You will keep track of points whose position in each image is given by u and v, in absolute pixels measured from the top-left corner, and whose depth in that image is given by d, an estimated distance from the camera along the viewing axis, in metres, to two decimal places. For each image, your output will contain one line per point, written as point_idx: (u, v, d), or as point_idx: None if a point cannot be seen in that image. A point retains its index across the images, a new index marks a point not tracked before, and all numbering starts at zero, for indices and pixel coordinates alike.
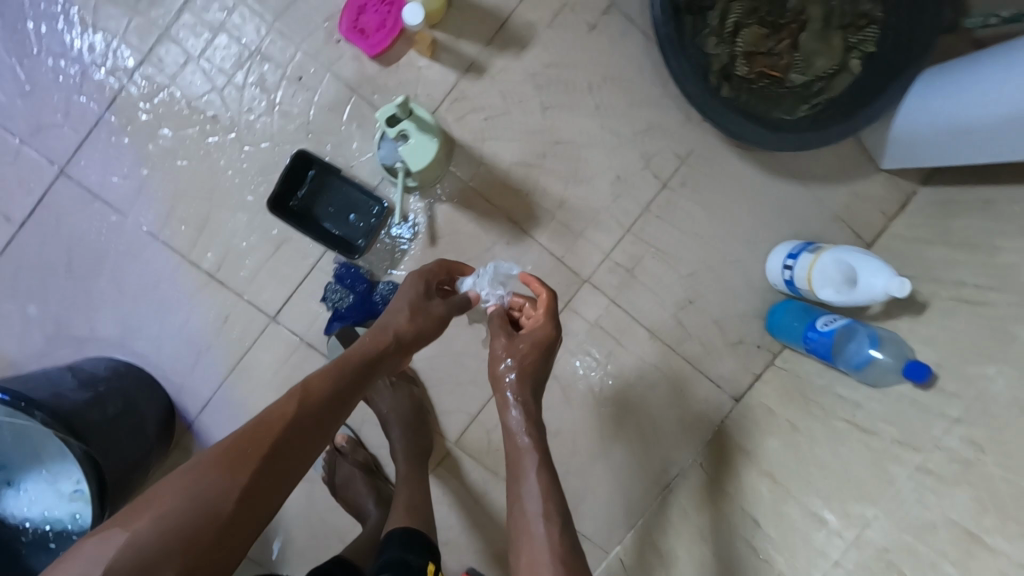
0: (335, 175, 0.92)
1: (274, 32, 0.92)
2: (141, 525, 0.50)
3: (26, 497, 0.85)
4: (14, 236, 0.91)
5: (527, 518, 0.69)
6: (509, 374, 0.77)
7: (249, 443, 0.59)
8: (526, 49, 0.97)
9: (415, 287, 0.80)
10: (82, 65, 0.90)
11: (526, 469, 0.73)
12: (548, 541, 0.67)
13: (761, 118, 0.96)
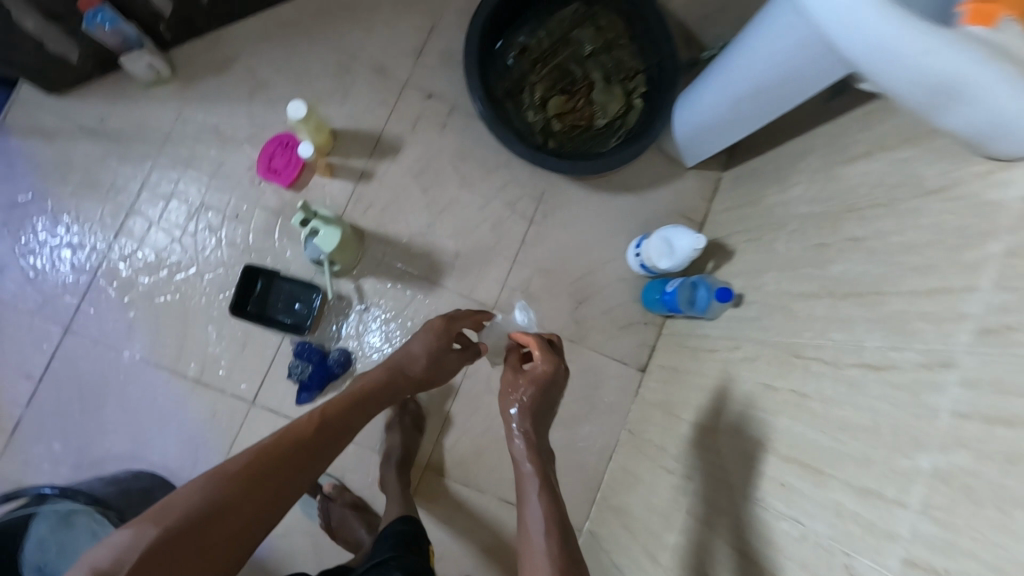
0: (277, 277, 1.20)
1: (212, 189, 1.23)
2: (170, 524, 0.62)
3: None
4: (35, 389, 1.15)
5: (529, 533, 0.80)
6: (513, 408, 0.94)
7: (260, 458, 0.73)
8: (400, 153, 1.30)
9: (426, 339, 0.96)
10: (71, 248, 1.19)
11: (529, 488, 0.86)
12: (546, 549, 0.77)
13: (581, 156, 1.30)
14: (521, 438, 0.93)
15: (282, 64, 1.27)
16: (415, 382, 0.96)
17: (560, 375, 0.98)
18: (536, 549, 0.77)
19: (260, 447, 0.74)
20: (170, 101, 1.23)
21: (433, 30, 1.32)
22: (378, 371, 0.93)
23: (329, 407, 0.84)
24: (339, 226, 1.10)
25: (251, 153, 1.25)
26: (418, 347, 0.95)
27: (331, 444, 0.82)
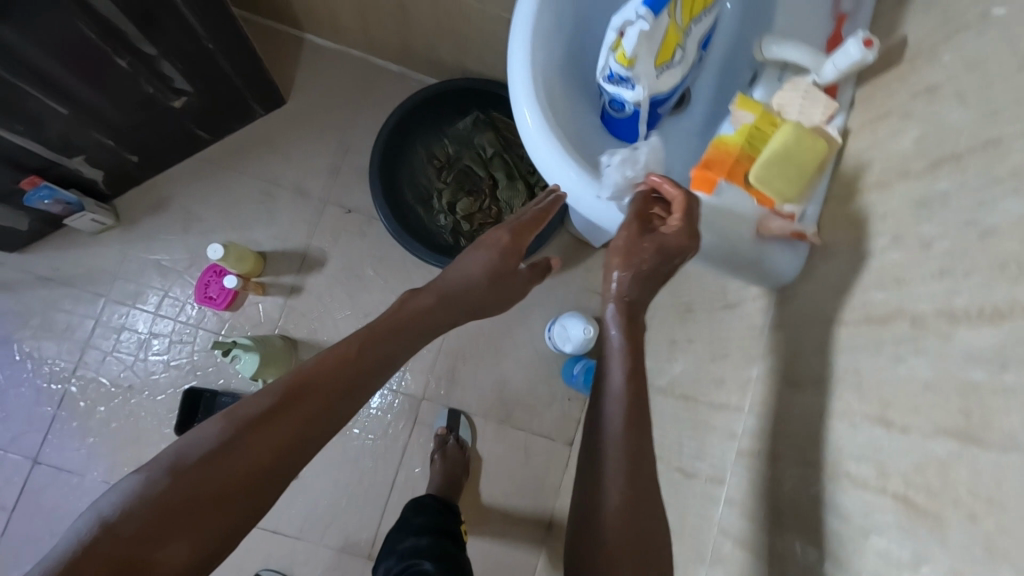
0: (213, 395, 1.32)
1: (158, 317, 1.38)
2: (178, 472, 0.53)
3: None
4: (9, 520, 1.28)
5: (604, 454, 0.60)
6: (611, 281, 0.65)
7: (278, 399, 0.59)
8: (325, 263, 1.43)
9: (487, 254, 0.77)
10: (36, 386, 1.33)
11: (608, 403, 0.62)
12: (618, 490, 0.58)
13: None
14: (620, 306, 0.65)
15: (213, 197, 1.41)
16: (474, 311, 0.78)
17: (691, 254, 0.63)
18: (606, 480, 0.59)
19: (281, 383, 0.61)
20: (115, 243, 1.38)
21: (347, 149, 1.45)
22: (434, 299, 0.74)
23: (363, 339, 0.67)
24: (255, 355, 1.23)
25: (191, 280, 1.39)
26: (480, 268, 0.76)
27: (369, 381, 0.66)
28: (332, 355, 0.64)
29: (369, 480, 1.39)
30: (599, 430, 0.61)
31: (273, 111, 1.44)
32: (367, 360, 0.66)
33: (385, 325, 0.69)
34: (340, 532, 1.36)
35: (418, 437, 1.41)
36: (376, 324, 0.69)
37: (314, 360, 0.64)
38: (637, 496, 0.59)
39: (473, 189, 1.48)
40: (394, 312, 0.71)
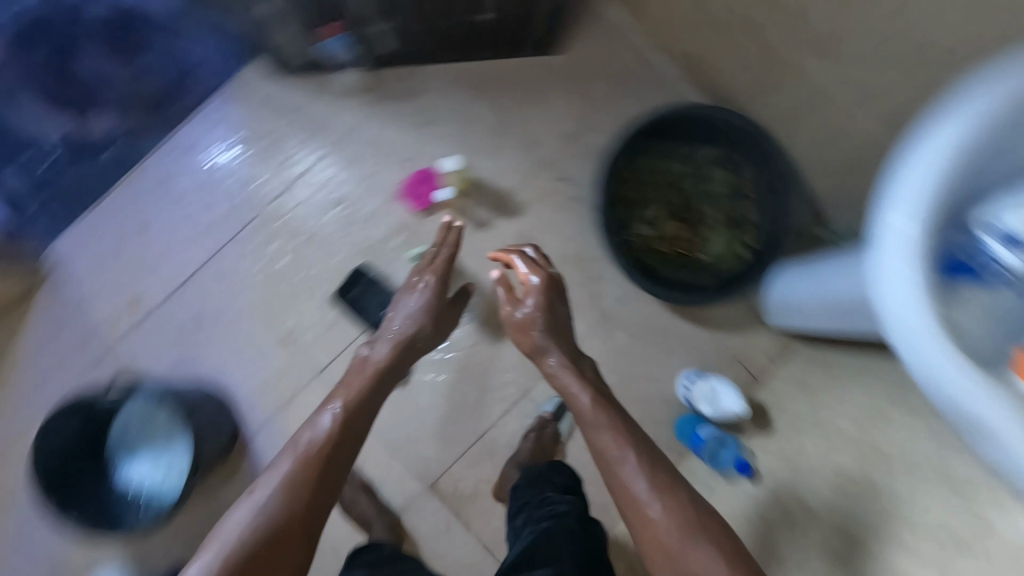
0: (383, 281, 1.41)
1: (358, 191, 1.45)
2: (233, 545, 0.80)
3: (134, 466, 1.28)
4: (170, 294, 1.42)
5: (629, 492, 0.91)
6: (523, 306, 1.16)
7: (313, 443, 0.92)
8: (519, 216, 1.45)
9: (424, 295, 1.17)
10: (238, 196, 1.45)
11: (596, 431, 0.99)
12: (654, 509, 0.88)
13: (670, 281, 1.39)
14: (542, 339, 1.14)
15: (453, 110, 1.46)
16: (422, 346, 1.15)
17: (557, 284, 1.21)
18: (638, 497, 0.90)
19: (294, 436, 0.95)
20: (353, 108, 1.46)
21: (587, 125, 1.47)
22: (398, 355, 1.10)
23: (352, 390, 1.02)
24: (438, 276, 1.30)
25: (400, 172, 1.45)
26: (413, 319, 1.14)
27: (358, 429, 0.98)
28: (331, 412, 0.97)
29: (462, 423, 1.44)
30: (612, 482, 0.95)
31: (540, 57, 1.47)
32: (352, 410, 0.98)
33: (357, 377, 1.05)
34: (417, 454, 1.43)
35: (521, 409, 1.45)
36: (352, 378, 1.05)
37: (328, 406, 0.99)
38: (673, 507, 0.88)
39: (682, 216, 1.45)
40: (360, 367, 1.07)
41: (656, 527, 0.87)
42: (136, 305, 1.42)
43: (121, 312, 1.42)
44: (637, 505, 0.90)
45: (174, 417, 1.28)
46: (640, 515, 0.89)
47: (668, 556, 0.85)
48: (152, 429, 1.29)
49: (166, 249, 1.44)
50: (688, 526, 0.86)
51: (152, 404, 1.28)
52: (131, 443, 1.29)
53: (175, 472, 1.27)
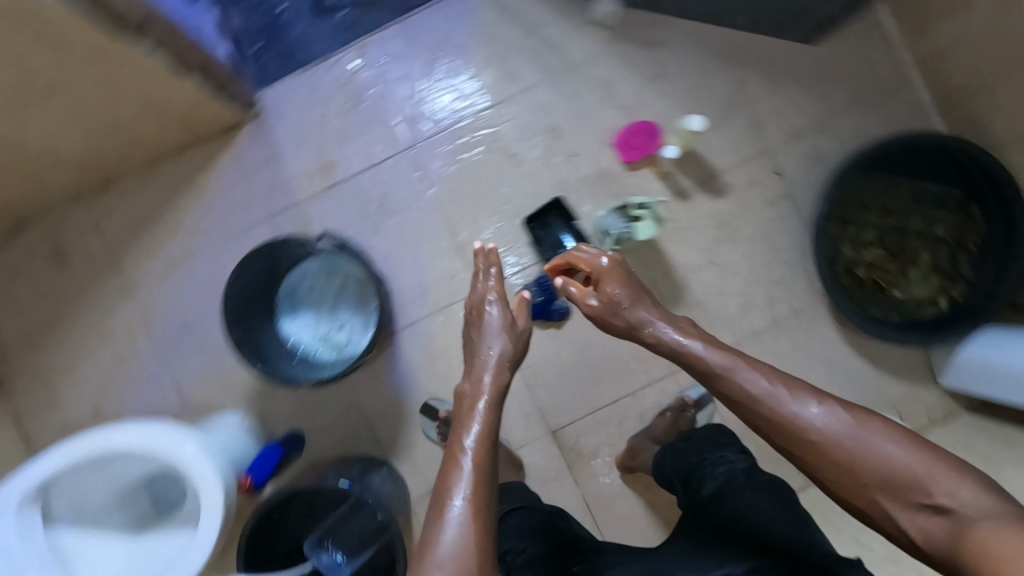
0: (575, 221, 1.37)
1: (570, 123, 1.40)
2: None
3: (296, 323, 1.29)
4: (361, 170, 1.42)
5: (790, 423, 0.87)
6: (592, 301, 1.12)
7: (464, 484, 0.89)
8: (721, 197, 1.40)
9: (494, 317, 1.13)
10: (452, 94, 1.42)
11: (731, 381, 0.93)
12: (821, 423, 0.85)
13: (861, 309, 1.32)
14: (636, 327, 1.09)
15: (689, 70, 1.40)
16: (512, 361, 1.09)
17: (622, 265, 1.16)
18: (802, 419, 0.86)
19: (435, 493, 0.90)
20: (591, 40, 1.40)
21: (821, 126, 1.39)
22: (501, 378, 1.05)
23: (471, 421, 0.97)
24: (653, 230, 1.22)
25: (619, 117, 1.40)
26: (509, 345, 1.10)
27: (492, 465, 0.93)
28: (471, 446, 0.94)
29: (600, 382, 1.42)
30: (774, 437, 0.89)
31: (797, 43, 1.38)
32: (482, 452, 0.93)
33: (466, 413, 0.99)
34: (549, 399, 1.42)
35: (662, 387, 1.42)
36: (461, 417, 0.99)
37: (456, 442, 0.95)
38: (831, 418, 0.85)
39: (890, 247, 1.37)
40: (463, 402, 1.01)
41: (836, 448, 0.83)
42: (327, 171, 1.41)
43: (311, 173, 1.41)
44: (796, 433, 0.86)
45: (349, 286, 1.30)
46: (805, 436, 0.85)
47: (849, 475, 0.82)
48: (321, 289, 1.30)
49: (368, 125, 1.42)
50: (856, 427, 0.83)
51: (332, 267, 1.29)
52: (293, 296, 1.30)
53: (336, 340, 1.28)
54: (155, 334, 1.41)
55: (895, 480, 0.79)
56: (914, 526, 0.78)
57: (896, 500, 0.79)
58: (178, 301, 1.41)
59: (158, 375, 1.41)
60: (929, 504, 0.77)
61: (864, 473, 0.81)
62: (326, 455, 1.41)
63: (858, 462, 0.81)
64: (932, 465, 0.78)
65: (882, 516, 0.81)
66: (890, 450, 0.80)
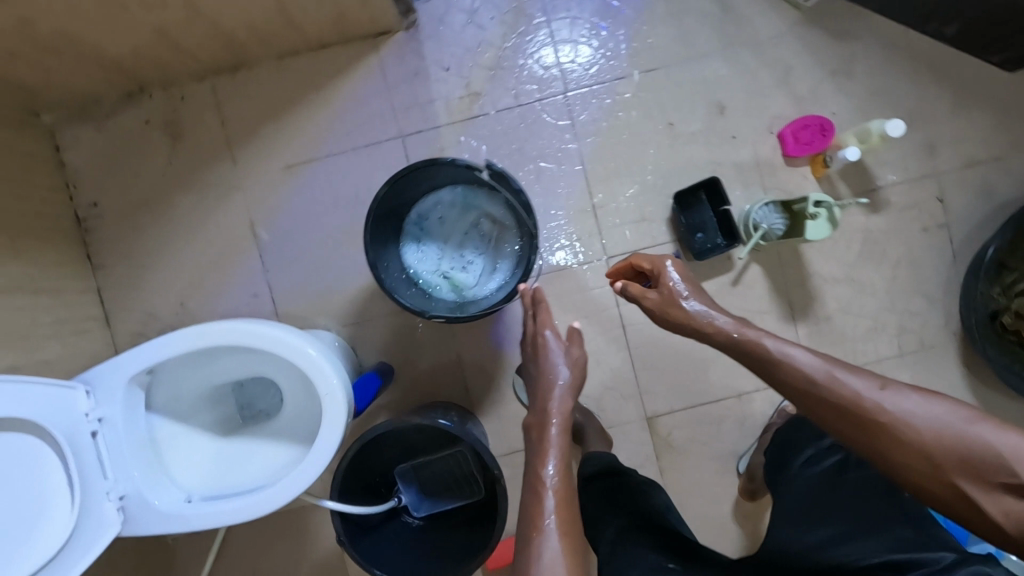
0: (727, 207, 1.27)
1: (738, 103, 1.31)
2: None
3: (418, 253, 1.22)
4: (509, 107, 1.32)
5: (855, 409, 0.79)
6: (650, 298, 1.01)
7: (547, 513, 0.85)
8: (876, 213, 1.33)
9: (550, 346, 1.03)
10: (620, 46, 1.31)
11: (788, 367, 0.86)
12: (891, 406, 0.77)
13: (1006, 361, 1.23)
14: (691, 326, 0.98)
15: (874, 73, 1.31)
16: (576, 385, 1.01)
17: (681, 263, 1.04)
18: (869, 404, 0.79)
19: (520, 530, 0.85)
20: (779, 20, 1.30)
21: (997, 161, 1.31)
22: (566, 402, 0.98)
23: (546, 451, 0.91)
24: (835, 228, 1.09)
25: (789, 107, 1.31)
26: (573, 372, 1.01)
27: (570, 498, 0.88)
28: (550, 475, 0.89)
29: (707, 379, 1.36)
30: (838, 428, 0.81)
31: (995, 68, 1.29)
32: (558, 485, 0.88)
33: (534, 446, 0.94)
34: (651, 384, 1.36)
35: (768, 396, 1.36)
36: (529, 452, 0.94)
37: (535, 473, 0.90)
38: (899, 405, 0.77)
39: None
40: (532, 432, 0.96)
41: (908, 437, 0.75)
42: (472, 101, 1.32)
43: (455, 100, 1.32)
44: (863, 418, 0.79)
45: (484, 227, 1.22)
46: (874, 421, 0.78)
47: (923, 456, 0.74)
48: (454, 224, 1.23)
49: (524, 61, 1.32)
50: (928, 415, 0.76)
51: (470, 203, 1.21)
52: (422, 225, 1.22)
53: (456, 282, 1.21)
54: (258, 237, 1.34)
55: (974, 460, 0.72)
56: (996, 507, 0.71)
57: (976, 478, 0.72)
58: (290, 207, 1.34)
59: (253, 280, 1.34)
60: (1014, 483, 0.70)
61: (937, 449, 0.74)
62: (412, 395, 1.36)
63: (931, 441, 0.74)
64: (1012, 439, 0.71)
65: (960, 501, 0.73)
66: (955, 423, 0.74)
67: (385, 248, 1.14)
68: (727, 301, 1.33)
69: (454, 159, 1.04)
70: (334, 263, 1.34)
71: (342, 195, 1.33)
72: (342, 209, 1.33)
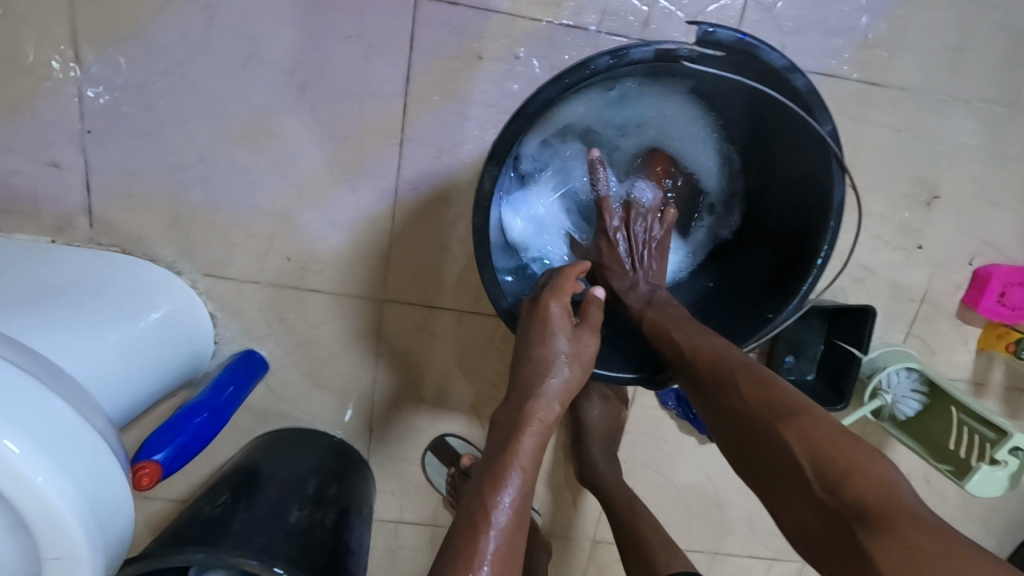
0: (857, 358, 0.78)
1: (958, 199, 0.79)
2: None
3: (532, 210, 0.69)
4: (623, 36, 0.71)
5: (694, 387, 0.59)
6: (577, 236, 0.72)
7: (510, 481, 0.56)
8: (1016, 424, 0.92)
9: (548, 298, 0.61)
10: (852, 18, 0.72)
11: (655, 314, 0.64)
12: (735, 387, 0.55)
13: None
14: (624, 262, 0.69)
15: None
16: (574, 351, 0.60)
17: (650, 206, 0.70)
18: (699, 382, 0.58)
19: (468, 496, 0.57)
20: None
21: None
22: (568, 373, 0.60)
23: (541, 399, 0.59)
24: (1008, 490, 0.74)
25: (1013, 240, 0.82)
26: (576, 358, 0.60)
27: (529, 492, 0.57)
28: (538, 427, 0.58)
29: (690, 529, 0.98)
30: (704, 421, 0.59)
31: None
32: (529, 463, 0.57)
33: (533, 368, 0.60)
34: None
35: (750, 569, 1.02)
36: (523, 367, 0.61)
37: (521, 412, 0.59)
38: (715, 375, 0.57)
39: None
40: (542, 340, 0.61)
41: (731, 410, 0.55)
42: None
43: None
44: (691, 383, 0.59)
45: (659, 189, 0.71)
46: (709, 400, 0.57)
47: (732, 430, 0.55)
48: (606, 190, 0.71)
49: None
50: (753, 399, 0.54)
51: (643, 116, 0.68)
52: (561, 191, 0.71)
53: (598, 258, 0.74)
54: (83, 65, 0.69)
55: (765, 435, 0.52)
56: (781, 501, 0.50)
57: (772, 463, 0.51)
58: (161, 36, 0.69)
59: (55, 136, 0.71)
60: (798, 478, 0.48)
61: (752, 430, 0.53)
62: (279, 410, 0.86)
63: (740, 413, 0.54)
64: (817, 426, 0.49)
65: (763, 497, 0.52)
66: (769, 409, 0.52)
67: (507, 267, 0.64)
68: None
69: (629, 48, 0.45)
70: (221, 170, 0.74)
71: (269, 58, 0.70)
72: (261, 85, 0.71)
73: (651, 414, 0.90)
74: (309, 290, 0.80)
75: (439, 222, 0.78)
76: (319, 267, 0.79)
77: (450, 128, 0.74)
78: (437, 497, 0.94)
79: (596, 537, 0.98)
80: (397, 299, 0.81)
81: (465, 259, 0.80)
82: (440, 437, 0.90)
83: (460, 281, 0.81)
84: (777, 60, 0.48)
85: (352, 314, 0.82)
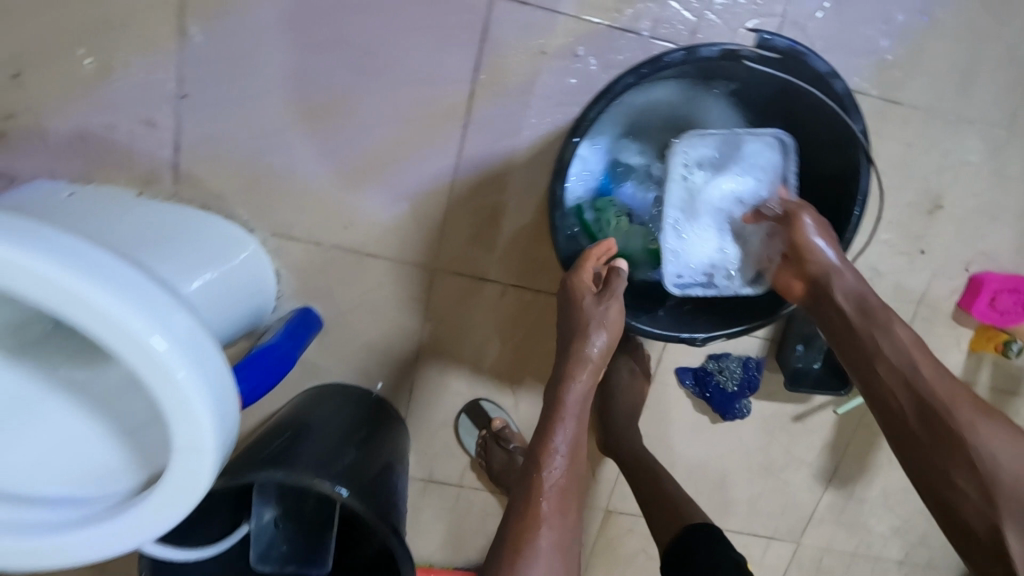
0: None
1: (959, 211, 0.88)
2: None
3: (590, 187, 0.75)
4: (672, 42, 0.80)
5: (954, 432, 0.61)
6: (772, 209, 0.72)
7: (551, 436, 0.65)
8: None
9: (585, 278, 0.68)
10: (875, 41, 0.81)
11: (889, 330, 0.66)
12: (999, 447, 0.60)
13: None
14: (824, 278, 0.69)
15: None
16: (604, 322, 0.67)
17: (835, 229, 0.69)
18: (969, 434, 0.60)
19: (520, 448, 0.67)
20: None
21: None
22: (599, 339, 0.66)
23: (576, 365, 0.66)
24: None
25: (1006, 252, 0.91)
26: (607, 329, 0.67)
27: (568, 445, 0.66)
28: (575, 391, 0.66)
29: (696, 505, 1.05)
30: (916, 460, 0.63)
31: None
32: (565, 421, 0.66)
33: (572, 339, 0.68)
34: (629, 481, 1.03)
35: (748, 547, 1.09)
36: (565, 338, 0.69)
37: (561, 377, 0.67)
38: (987, 433, 0.61)
39: None
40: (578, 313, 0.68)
41: (996, 470, 0.59)
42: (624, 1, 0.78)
43: None
44: (942, 426, 0.62)
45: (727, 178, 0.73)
46: (964, 450, 0.60)
47: (983, 485, 0.59)
48: (701, 243, 0.74)
49: None
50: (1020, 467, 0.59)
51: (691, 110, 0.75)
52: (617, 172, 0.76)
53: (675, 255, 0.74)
54: (187, 35, 0.76)
55: None
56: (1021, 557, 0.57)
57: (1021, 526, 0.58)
58: (260, 13, 0.76)
59: (153, 97, 0.78)
60: None
61: (1006, 488, 0.58)
62: (328, 366, 0.93)
63: (1007, 477, 0.59)
64: None
65: (991, 554, 0.58)
66: None
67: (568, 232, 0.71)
68: (775, 433, 1.01)
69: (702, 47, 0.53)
70: (300, 139, 0.82)
71: (356, 40, 0.78)
72: (346, 63, 0.79)
73: (670, 392, 0.97)
74: (368, 255, 0.88)
75: (492, 200, 0.85)
76: (380, 234, 0.87)
77: (511, 114, 0.82)
78: (465, 459, 1.00)
79: (608, 506, 1.05)
80: (448, 269, 0.89)
81: (513, 236, 0.88)
82: (474, 401, 0.97)
83: (506, 255, 0.89)
84: (821, 66, 0.57)
85: (406, 280, 0.89)
